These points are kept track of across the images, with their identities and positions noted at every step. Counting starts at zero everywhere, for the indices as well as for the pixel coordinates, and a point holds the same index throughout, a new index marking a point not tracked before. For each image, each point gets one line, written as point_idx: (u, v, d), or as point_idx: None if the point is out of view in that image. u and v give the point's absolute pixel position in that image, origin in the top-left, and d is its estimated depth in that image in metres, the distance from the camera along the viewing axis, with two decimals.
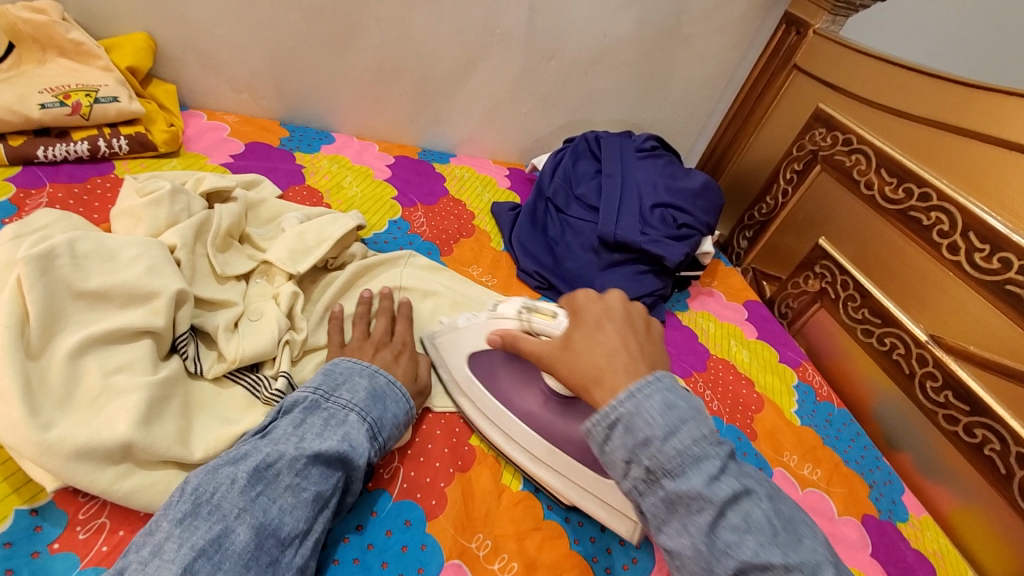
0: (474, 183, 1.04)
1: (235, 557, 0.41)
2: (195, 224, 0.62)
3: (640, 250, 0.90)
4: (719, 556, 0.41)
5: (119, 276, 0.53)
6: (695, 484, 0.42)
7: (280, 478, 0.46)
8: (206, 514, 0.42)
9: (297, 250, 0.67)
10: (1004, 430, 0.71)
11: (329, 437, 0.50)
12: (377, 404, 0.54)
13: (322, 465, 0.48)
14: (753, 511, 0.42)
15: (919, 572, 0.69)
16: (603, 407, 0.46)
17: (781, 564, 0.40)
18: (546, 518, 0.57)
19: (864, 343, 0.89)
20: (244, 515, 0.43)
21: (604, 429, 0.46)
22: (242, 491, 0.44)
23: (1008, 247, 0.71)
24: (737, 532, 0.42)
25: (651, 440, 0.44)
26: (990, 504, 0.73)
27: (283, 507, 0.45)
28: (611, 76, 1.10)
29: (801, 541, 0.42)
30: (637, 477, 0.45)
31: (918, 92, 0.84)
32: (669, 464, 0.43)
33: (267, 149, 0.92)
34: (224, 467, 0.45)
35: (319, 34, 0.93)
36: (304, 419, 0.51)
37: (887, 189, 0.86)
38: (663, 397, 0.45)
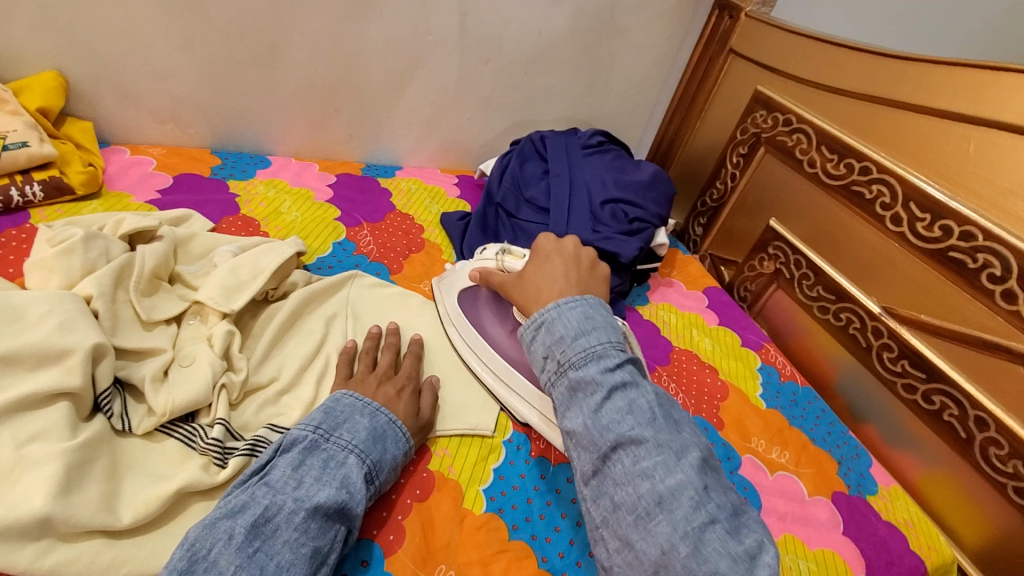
0: (422, 195, 1.02)
1: None
2: (114, 270, 0.59)
3: (593, 248, 0.89)
4: (602, 431, 0.51)
5: (28, 336, 0.49)
6: (591, 372, 0.53)
7: (279, 533, 0.45)
8: (202, 573, 0.41)
9: (230, 285, 0.64)
10: (961, 395, 0.72)
11: (327, 484, 0.49)
12: (377, 445, 0.53)
13: (321, 517, 0.47)
14: (638, 399, 0.52)
15: (892, 545, 0.69)
16: (534, 315, 0.60)
17: (653, 439, 0.49)
18: (511, 539, 0.56)
19: (822, 320, 0.89)
20: (240, 572, 0.41)
21: (533, 332, 0.59)
22: (239, 547, 0.43)
23: (947, 214, 0.72)
24: (620, 413, 0.51)
25: (565, 339, 0.56)
26: (956, 469, 0.74)
27: (280, 563, 0.43)
28: (551, 75, 1.08)
29: (680, 433, 0.51)
30: (551, 370, 0.57)
31: (849, 69, 0.85)
32: (575, 357, 0.55)
33: (199, 180, 0.88)
34: (222, 521, 0.44)
35: (242, 55, 0.89)
36: (303, 464, 0.50)
37: (829, 165, 0.87)
38: (584, 310, 0.58)
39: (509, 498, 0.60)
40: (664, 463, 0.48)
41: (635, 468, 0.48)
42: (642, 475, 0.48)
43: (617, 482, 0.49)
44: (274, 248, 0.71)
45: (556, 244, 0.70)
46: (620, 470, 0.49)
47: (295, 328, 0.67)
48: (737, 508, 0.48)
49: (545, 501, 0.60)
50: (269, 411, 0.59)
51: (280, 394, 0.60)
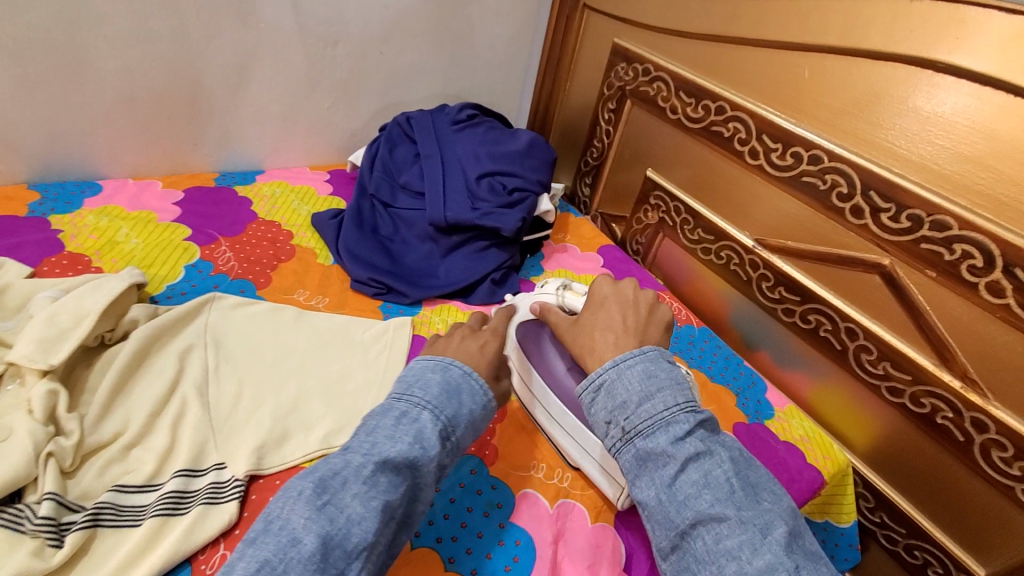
0: (287, 197, 0.94)
1: (301, 566, 0.39)
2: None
3: (476, 227, 0.86)
4: (679, 507, 0.46)
5: None
6: (662, 443, 0.47)
7: (348, 486, 0.43)
8: (275, 530, 0.41)
9: (45, 336, 0.55)
10: (831, 311, 0.77)
11: (400, 438, 0.46)
12: (452, 400, 0.51)
13: (389, 472, 0.45)
14: (715, 470, 0.47)
15: (791, 463, 0.73)
16: (590, 374, 0.53)
17: (735, 516, 0.45)
18: (415, 547, 0.54)
19: (707, 261, 0.92)
20: (311, 525, 0.41)
21: (590, 394, 0.52)
22: (308, 501, 0.42)
23: (796, 141, 0.75)
24: (695, 487, 0.46)
25: (628, 403, 0.49)
26: (835, 377, 0.79)
27: (352, 516, 0.42)
28: (409, 51, 1.03)
29: (762, 504, 0.47)
30: (614, 435, 0.50)
31: (692, 11, 0.86)
32: (642, 424, 0.49)
33: (13, 221, 0.76)
34: (296, 482, 0.44)
35: (41, 72, 0.77)
36: (375, 424, 0.48)
37: (689, 110, 0.88)
38: (645, 366, 0.51)
39: None
40: (750, 543, 0.44)
41: (718, 547, 0.44)
42: (728, 556, 0.43)
43: (699, 562, 0.45)
44: (104, 284, 0.62)
45: (613, 286, 0.62)
46: (703, 548, 0.45)
47: (138, 372, 0.59)
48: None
49: (449, 500, 0.58)
50: (114, 470, 0.52)
51: (128, 449, 0.53)
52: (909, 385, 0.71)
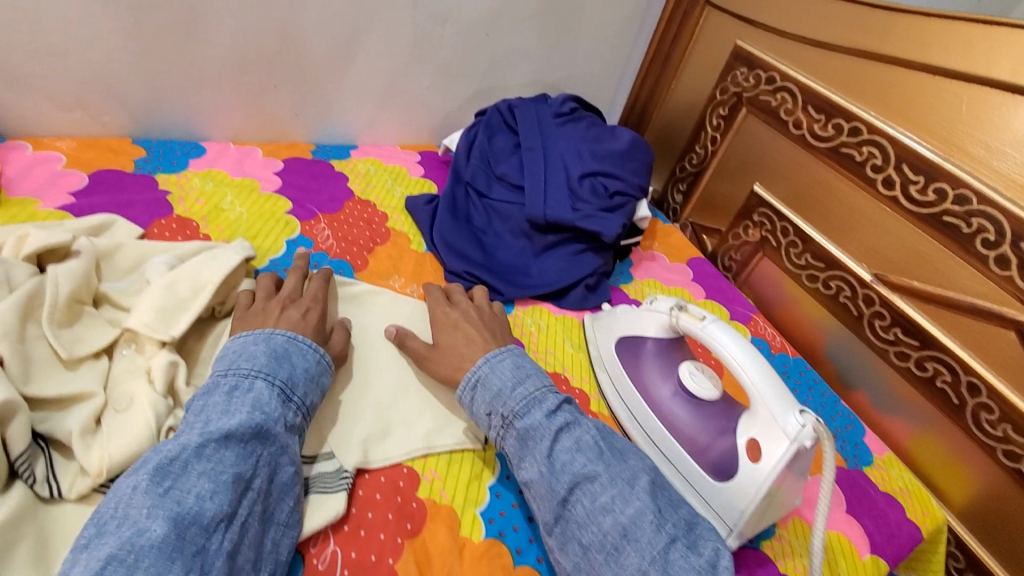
0: (381, 176, 0.92)
1: (153, 552, 0.37)
2: (19, 302, 0.49)
3: (574, 229, 0.83)
4: (557, 475, 0.49)
5: None
6: (537, 418, 0.52)
7: (191, 467, 0.42)
8: (114, 528, 0.38)
9: (166, 307, 0.55)
10: (954, 361, 0.71)
11: (236, 410, 0.46)
12: (282, 364, 0.51)
13: (237, 442, 0.44)
14: (584, 436, 0.52)
15: (891, 517, 0.69)
16: (467, 374, 0.57)
17: (604, 472, 0.50)
18: (516, 565, 0.52)
19: (811, 289, 0.87)
20: (156, 511, 0.39)
21: (470, 392, 0.57)
22: (147, 491, 0.40)
23: (942, 176, 0.69)
24: (570, 453, 0.51)
25: (502, 390, 0.55)
26: (945, 432, 0.74)
27: (200, 494, 0.41)
28: (516, 35, 0.98)
29: (627, 462, 0.52)
30: (495, 425, 0.54)
31: (838, 20, 0.79)
32: (516, 407, 0.53)
33: (121, 177, 0.75)
34: (125, 480, 0.41)
35: (155, 27, 0.75)
36: (203, 401, 0.47)
37: (816, 126, 0.82)
38: (513, 360, 0.58)
39: (509, 519, 0.55)
40: (620, 495, 0.48)
41: (594, 505, 0.48)
42: (603, 511, 0.47)
43: (580, 527, 0.48)
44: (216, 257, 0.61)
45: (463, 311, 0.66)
46: (582, 511, 0.48)
47: None
48: (693, 522, 0.50)
49: None
50: None
51: None
52: None
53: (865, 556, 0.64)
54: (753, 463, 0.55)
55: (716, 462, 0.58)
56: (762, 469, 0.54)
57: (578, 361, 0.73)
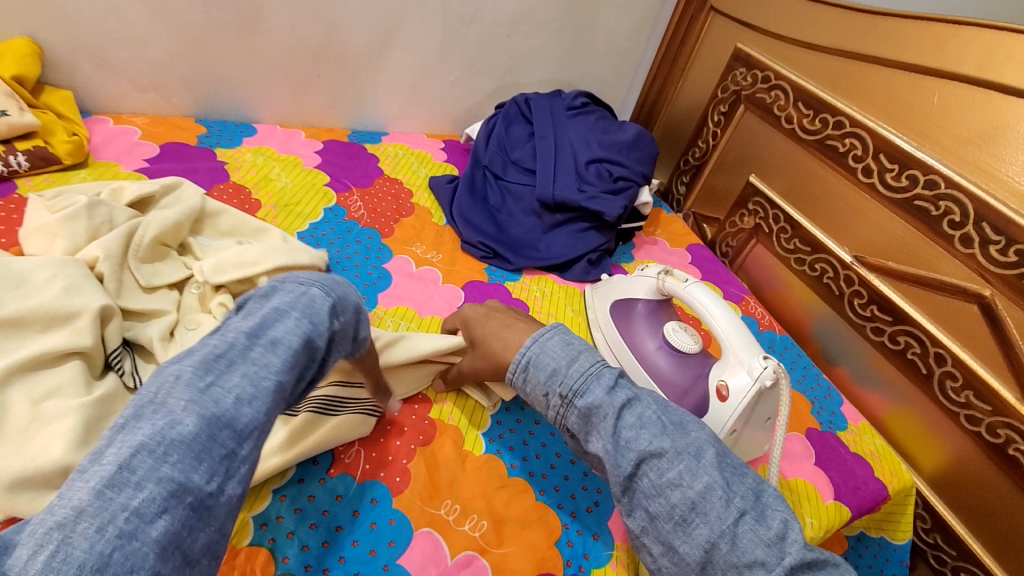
0: (409, 159, 1.03)
1: (182, 448, 0.32)
2: (119, 236, 0.61)
3: (580, 208, 0.92)
4: (623, 452, 0.49)
5: (34, 299, 0.51)
6: (599, 396, 0.52)
7: (235, 367, 0.37)
8: (149, 413, 0.33)
9: (225, 260, 0.62)
10: (923, 334, 0.77)
11: (287, 317, 0.41)
12: (337, 284, 0.48)
13: (286, 350, 0.39)
14: (646, 412, 0.51)
15: (858, 473, 0.75)
16: (515, 357, 0.57)
17: (671, 448, 0.49)
18: (510, 476, 0.61)
19: (798, 271, 0.94)
20: (192, 406, 0.33)
21: (520, 374, 0.56)
22: (188, 382, 0.34)
23: (914, 164, 0.76)
24: (635, 429, 0.50)
25: (559, 371, 0.54)
26: (915, 402, 0.80)
27: (237, 397, 0.35)
28: (535, 36, 1.08)
29: (690, 434, 0.50)
30: (554, 404, 0.54)
31: (826, 24, 0.87)
32: (575, 385, 0.53)
33: (186, 148, 0.87)
34: (168, 364, 0.35)
35: (221, 20, 0.87)
36: (257, 306, 0.42)
37: (805, 121, 0.90)
38: (561, 337, 0.57)
39: (507, 441, 0.64)
40: (688, 469, 0.47)
41: (662, 479, 0.47)
42: (671, 485, 0.47)
43: (648, 497, 0.48)
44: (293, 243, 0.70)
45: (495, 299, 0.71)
46: (649, 484, 0.48)
47: None
48: (760, 491, 0.49)
49: (541, 443, 0.65)
50: None
51: None
52: (988, 415, 0.71)
53: (828, 500, 0.71)
54: (720, 401, 0.62)
55: (692, 404, 0.66)
56: (728, 406, 0.61)
57: (578, 323, 0.82)
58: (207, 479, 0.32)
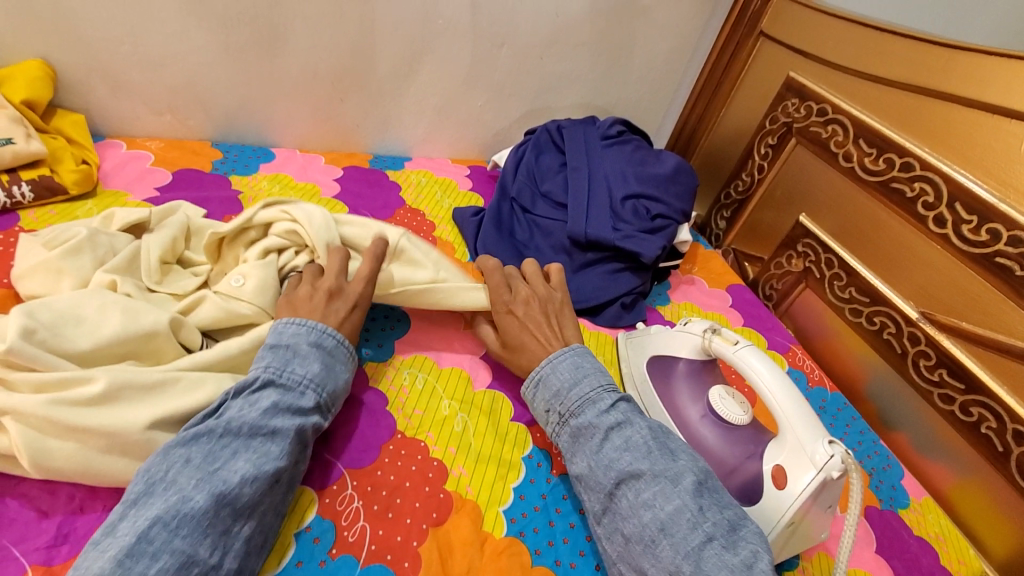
0: (432, 188, 0.97)
1: (193, 521, 0.40)
2: (125, 260, 0.58)
3: (614, 248, 0.85)
4: (605, 470, 0.51)
5: (102, 335, 0.51)
6: (590, 417, 0.54)
7: (238, 453, 0.45)
8: (161, 492, 0.42)
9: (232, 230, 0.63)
10: (1001, 409, 0.69)
11: (285, 409, 0.49)
12: (331, 373, 0.54)
13: (283, 441, 0.47)
14: (635, 436, 0.52)
15: (924, 563, 0.67)
16: (532, 372, 0.60)
17: (649, 471, 0.49)
18: (534, 564, 0.54)
19: (854, 323, 0.86)
20: (201, 484, 0.42)
21: (532, 390, 0.59)
22: (198, 466, 0.43)
23: (995, 217, 0.67)
24: (619, 450, 0.51)
25: (561, 390, 0.57)
26: (989, 481, 0.71)
27: (242, 476, 0.44)
28: (569, 60, 1.02)
29: (676, 461, 0.51)
30: (552, 422, 0.57)
31: (892, 55, 0.79)
32: (573, 406, 0.55)
33: (200, 176, 0.82)
34: (176, 448, 0.44)
35: (241, 42, 0.83)
36: (256, 394, 0.49)
37: (867, 160, 0.82)
38: (572, 359, 0.59)
39: (531, 521, 0.57)
40: (663, 491, 0.48)
41: (638, 500, 0.48)
42: (645, 506, 0.48)
43: (623, 518, 0.49)
44: (301, 210, 0.65)
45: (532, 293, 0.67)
46: (625, 504, 0.49)
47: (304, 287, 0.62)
48: (737, 525, 0.47)
49: (569, 524, 0.58)
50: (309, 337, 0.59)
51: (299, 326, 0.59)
52: None
53: None
54: (777, 488, 0.55)
55: (742, 487, 0.58)
56: (786, 495, 0.54)
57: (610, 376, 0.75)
58: (211, 551, 0.41)
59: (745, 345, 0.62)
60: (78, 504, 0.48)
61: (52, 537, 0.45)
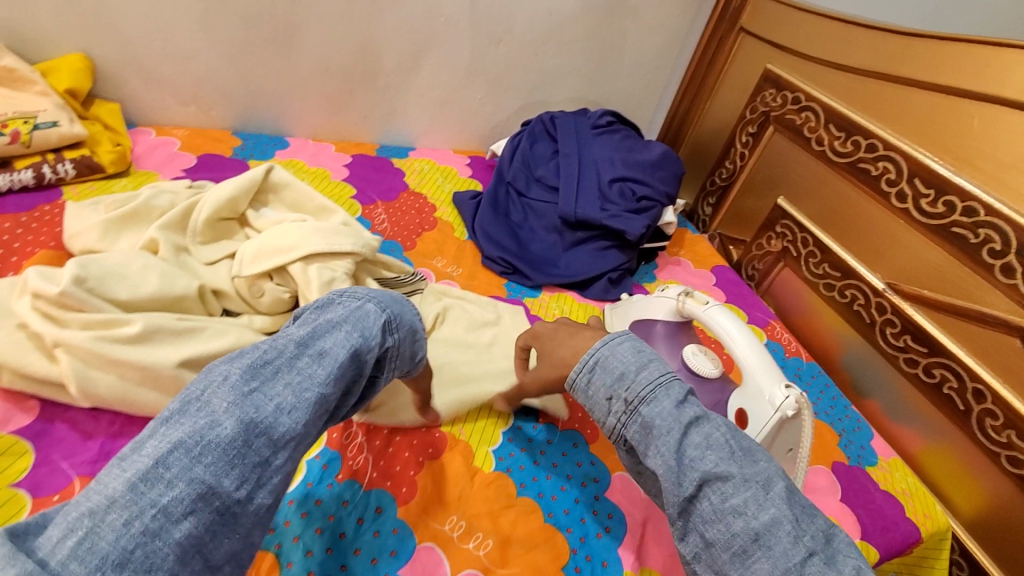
0: (434, 174, 1.04)
1: (218, 450, 0.35)
2: (177, 218, 0.67)
3: (602, 227, 0.91)
4: (685, 470, 0.44)
5: (141, 288, 0.58)
6: (665, 407, 0.46)
7: (280, 375, 0.39)
8: (194, 411, 0.36)
9: (263, 252, 0.64)
10: (960, 368, 0.73)
11: (338, 330, 0.43)
12: (393, 304, 0.49)
13: (331, 364, 0.41)
14: (715, 433, 0.45)
15: (888, 512, 0.71)
16: (583, 356, 0.52)
17: (739, 475, 0.43)
18: (519, 495, 0.60)
19: (828, 297, 0.91)
20: (234, 409, 0.36)
21: (585, 375, 0.51)
22: (233, 385, 0.37)
23: (951, 190, 0.73)
24: (700, 449, 0.44)
25: (626, 374, 0.49)
26: (952, 439, 0.76)
27: (280, 405, 0.38)
28: (562, 55, 1.09)
29: (758, 464, 0.44)
30: (616, 410, 0.49)
31: (859, 44, 0.85)
32: (643, 392, 0.47)
33: (221, 160, 0.90)
34: (219, 364, 0.39)
35: (260, 38, 0.91)
36: (315, 315, 0.44)
37: (836, 143, 0.88)
38: (634, 342, 0.51)
39: (516, 460, 0.63)
40: (755, 498, 0.42)
41: (724, 505, 0.42)
42: (733, 513, 0.41)
43: (705, 522, 0.42)
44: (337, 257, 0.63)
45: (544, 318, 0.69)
46: (709, 508, 0.42)
47: None
48: (830, 535, 0.42)
49: (551, 463, 0.64)
50: None
51: None
52: None
53: (854, 539, 0.67)
54: (739, 428, 0.61)
55: None
56: (747, 435, 0.60)
57: None
58: (237, 484, 0.35)
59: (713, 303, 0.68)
60: (117, 428, 0.54)
61: (96, 454, 0.52)
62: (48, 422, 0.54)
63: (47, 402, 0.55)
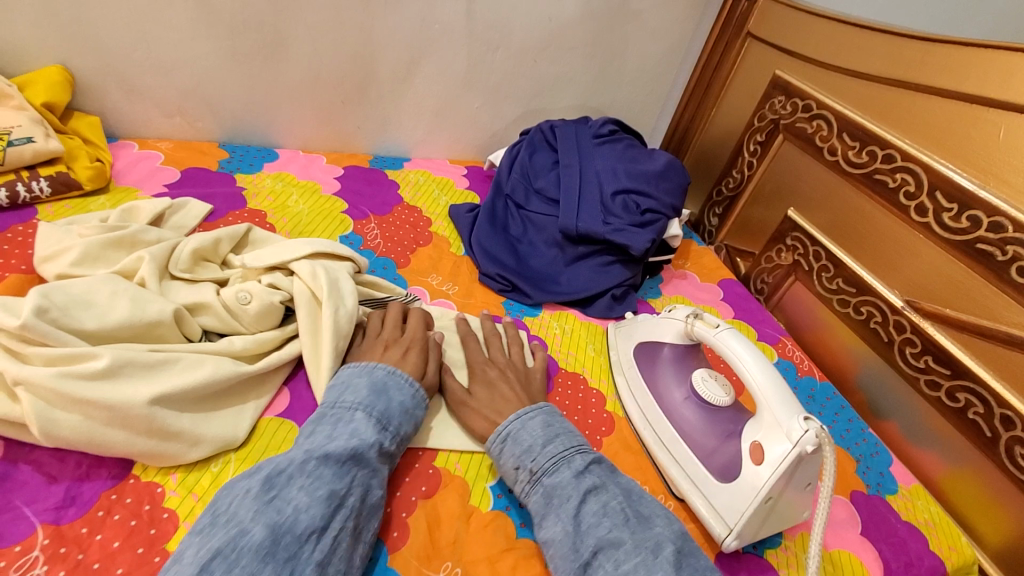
0: (430, 186, 1.01)
1: (251, 552, 0.40)
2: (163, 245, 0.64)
3: (604, 241, 0.87)
4: (581, 537, 0.50)
5: (111, 317, 0.54)
6: (564, 477, 0.53)
7: (293, 480, 0.46)
8: (223, 524, 0.42)
9: (264, 252, 0.67)
10: (987, 393, 0.69)
11: (338, 436, 0.50)
12: (381, 397, 0.55)
13: (335, 463, 0.48)
14: (611, 501, 0.52)
15: (912, 547, 0.67)
16: (497, 428, 0.59)
17: (630, 539, 0.49)
18: (519, 537, 0.56)
19: (841, 313, 0.87)
20: (259, 516, 0.42)
21: (498, 445, 0.58)
22: (255, 496, 0.44)
23: (976, 204, 0.69)
24: (596, 516, 0.51)
25: (533, 446, 0.56)
26: (979, 467, 0.71)
27: (298, 505, 0.44)
28: (562, 62, 1.05)
29: (652, 529, 0.50)
30: (522, 479, 0.55)
31: (873, 50, 0.81)
32: (546, 463, 0.55)
33: (207, 174, 0.86)
34: (241, 481, 0.46)
35: (247, 47, 0.87)
36: (314, 428, 0.52)
37: (850, 153, 0.84)
38: (544, 418, 0.59)
39: (515, 497, 0.59)
40: (644, 563, 0.47)
41: (617, 570, 0.47)
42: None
43: None
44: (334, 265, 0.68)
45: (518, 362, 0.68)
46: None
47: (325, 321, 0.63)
48: None
49: None
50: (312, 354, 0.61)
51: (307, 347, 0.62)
52: None
53: None
54: (755, 464, 0.57)
55: (723, 465, 0.60)
56: (763, 471, 0.56)
57: (598, 363, 0.77)
58: None
59: (725, 327, 0.64)
60: (84, 470, 0.50)
61: (61, 500, 0.48)
62: (11, 464, 0.50)
63: (11, 441, 0.51)
